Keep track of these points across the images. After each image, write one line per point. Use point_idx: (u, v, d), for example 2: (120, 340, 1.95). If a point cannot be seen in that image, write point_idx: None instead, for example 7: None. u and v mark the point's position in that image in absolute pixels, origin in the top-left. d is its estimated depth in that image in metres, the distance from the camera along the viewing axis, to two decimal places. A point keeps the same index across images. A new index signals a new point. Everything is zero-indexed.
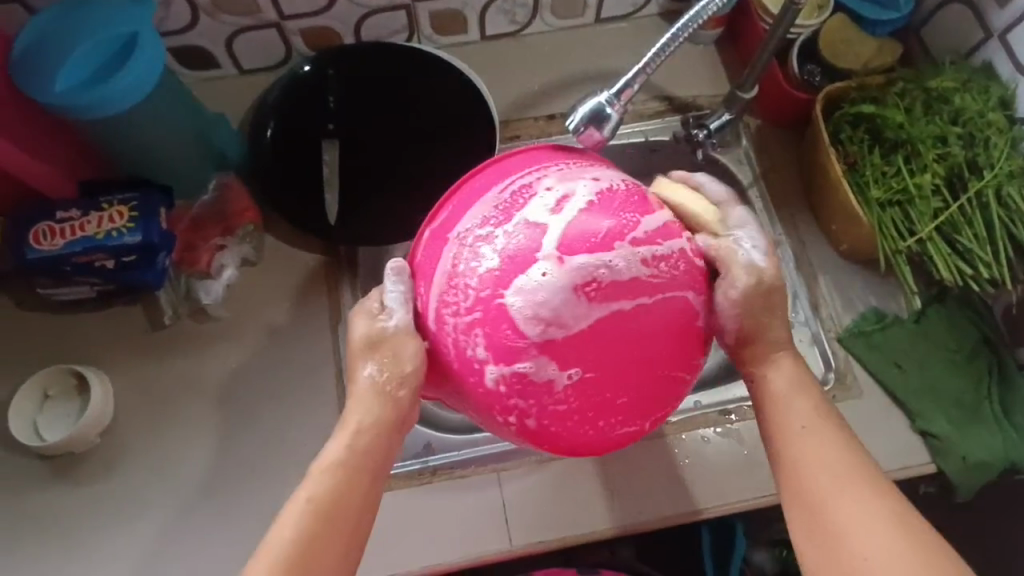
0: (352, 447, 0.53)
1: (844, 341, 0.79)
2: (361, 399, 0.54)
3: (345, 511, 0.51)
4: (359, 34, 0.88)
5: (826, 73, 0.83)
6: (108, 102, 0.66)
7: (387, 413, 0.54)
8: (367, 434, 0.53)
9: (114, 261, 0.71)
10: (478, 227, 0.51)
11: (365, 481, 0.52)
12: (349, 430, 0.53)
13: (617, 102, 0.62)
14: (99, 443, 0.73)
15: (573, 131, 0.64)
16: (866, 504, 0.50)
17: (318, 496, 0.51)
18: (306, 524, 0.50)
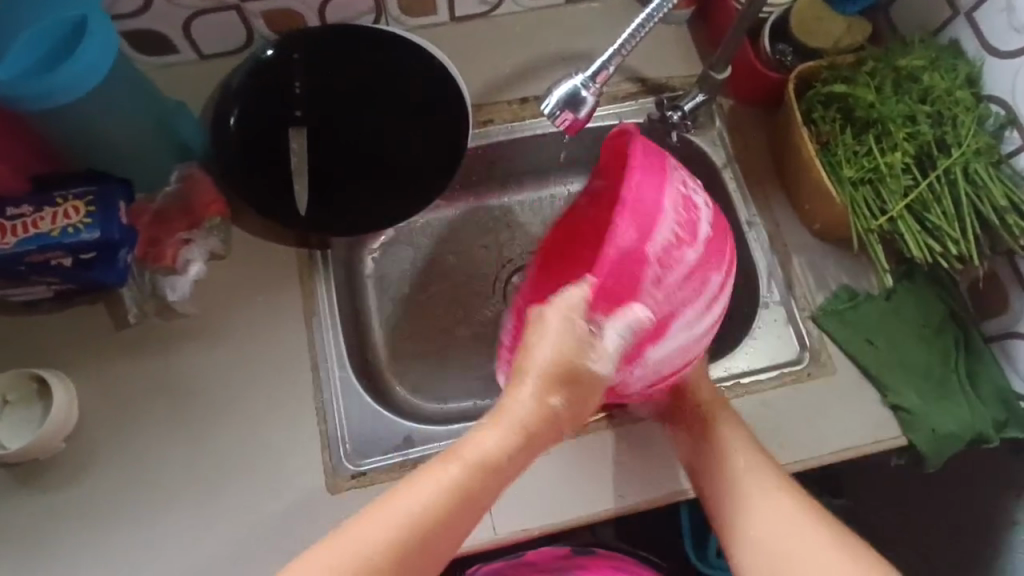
0: (497, 447, 0.57)
1: (818, 319, 0.80)
2: (518, 403, 0.57)
3: (469, 504, 0.56)
4: (323, 16, 0.85)
5: (797, 52, 0.84)
6: (64, 88, 0.62)
7: (536, 424, 0.57)
8: (508, 439, 0.57)
9: (72, 259, 0.67)
10: (676, 224, 0.67)
11: (493, 481, 0.57)
12: (499, 435, 0.57)
13: (593, 86, 0.59)
14: (66, 448, 0.70)
15: (548, 115, 0.61)
16: (759, 507, 0.67)
17: (448, 484, 0.56)
18: (427, 505, 0.55)
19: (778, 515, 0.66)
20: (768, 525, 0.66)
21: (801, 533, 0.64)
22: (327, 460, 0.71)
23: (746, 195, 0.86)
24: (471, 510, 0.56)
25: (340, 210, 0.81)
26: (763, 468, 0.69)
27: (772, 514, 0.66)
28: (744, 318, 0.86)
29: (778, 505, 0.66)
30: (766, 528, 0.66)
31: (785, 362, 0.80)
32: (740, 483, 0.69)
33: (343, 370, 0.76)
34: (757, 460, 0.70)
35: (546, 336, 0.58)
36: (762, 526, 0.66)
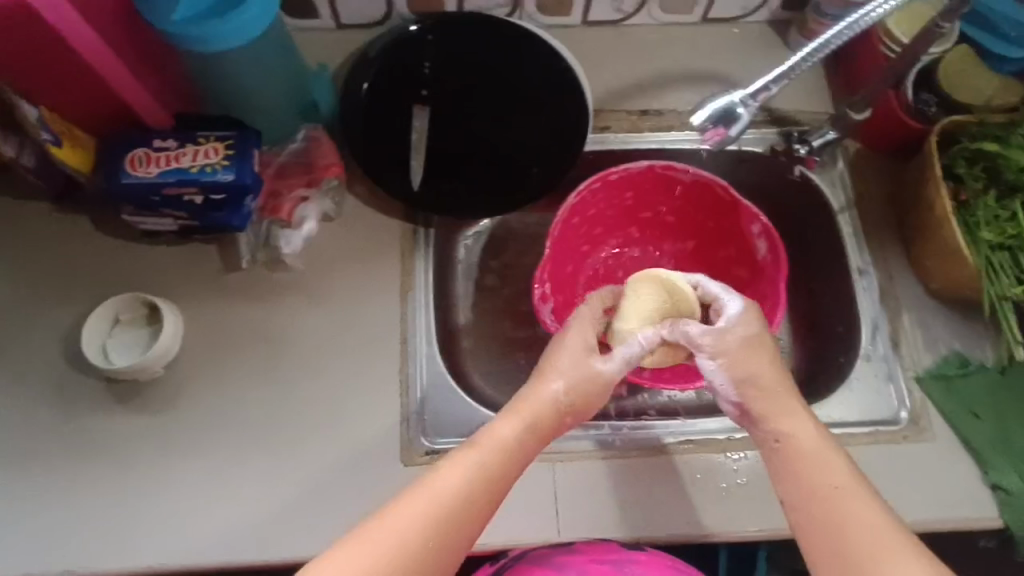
0: (508, 438, 0.60)
1: (923, 383, 0.76)
2: (540, 400, 0.62)
3: (484, 496, 0.57)
4: (463, 3, 0.87)
5: (941, 104, 0.80)
6: (231, 36, 0.65)
7: (545, 423, 0.62)
8: (518, 431, 0.60)
9: (202, 198, 0.69)
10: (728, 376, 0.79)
11: (502, 470, 0.59)
12: (520, 416, 0.61)
13: (751, 101, 0.57)
14: (162, 375, 0.72)
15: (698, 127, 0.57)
16: (854, 502, 0.56)
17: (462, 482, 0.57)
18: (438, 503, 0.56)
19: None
20: (868, 514, 0.56)
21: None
22: (404, 433, 0.72)
23: (861, 241, 0.83)
24: (484, 502, 0.57)
25: (449, 192, 0.82)
26: (846, 495, 0.57)
27: (857, 543, 0.55)
28: (840, 368, 0.81)
29: (874, 546, 0.54)
30: (865, 519, 0.56)
31: (882, 422, 0.76)
32: (833, 495, 0.57)
33: (429, 348, 0.77)
34: (842, 476, 0.58)
35: (568, 354, 0.65)
36: (864, 514, 0.56)
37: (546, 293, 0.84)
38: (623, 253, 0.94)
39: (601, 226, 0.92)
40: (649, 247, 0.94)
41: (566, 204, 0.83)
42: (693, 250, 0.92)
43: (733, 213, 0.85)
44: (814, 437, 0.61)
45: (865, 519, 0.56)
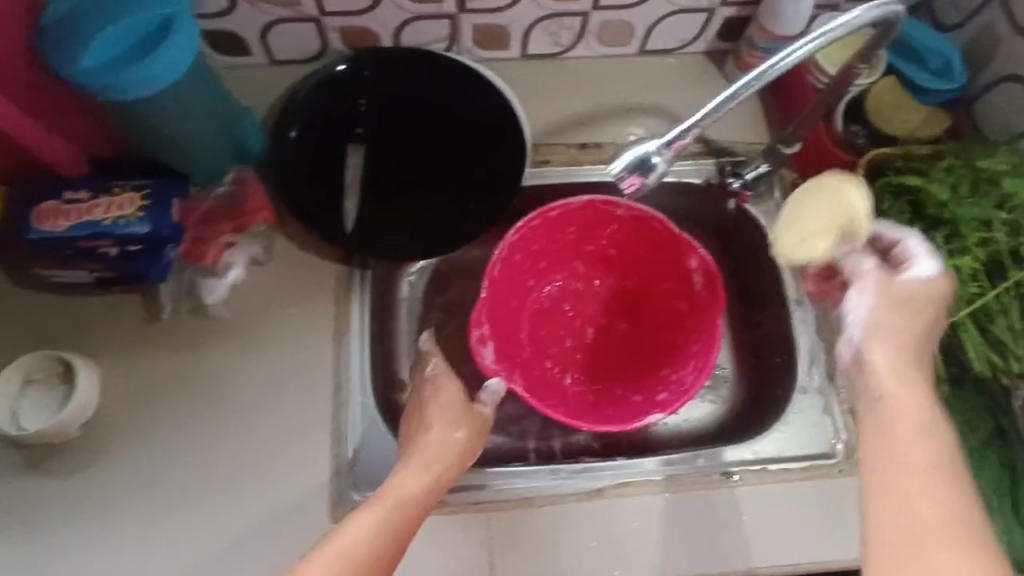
0: (413, 486, 0.60)
1: (857, 415, 0.78)
2: (441, 444, 0.66)
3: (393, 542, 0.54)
4: (398, 38, 0.85)
5: (870, 137, 0.81)
6: (147, 82, 0.62)
7: (452, 463, 0.65)
8: (418, 478, 0.61)
9: (118, 249, 0.67)
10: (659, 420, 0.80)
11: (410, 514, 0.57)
12: (432, 467, 0.63)
13: (666, 152, 0.55)
14: (80, 435, 0.69)
15: (613, 176, 0.56)
16: (933, 491, 0.46)
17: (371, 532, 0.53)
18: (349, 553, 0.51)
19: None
20: (939, 497, 0.45)
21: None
22: (336, 488, 0.71)
23: (797, 273, 0.84)
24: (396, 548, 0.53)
25: (386, 234, 0.80)
26: (939, 476, 0.46)
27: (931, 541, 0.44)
28: (776, 401, 0.83)
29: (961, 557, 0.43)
30: (944, 499, 0.45)
31: (818, 455, 0.78)
32: (903, 476, 0.47)
33: (365, 395, 0.75)
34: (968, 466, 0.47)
35: (457, 404, 0.70)
36: (934, 495, 0.45)
37: (485, 334, 0.83)
38: (566, 286, 0.93)
39: (546, 259, 0.91)
40: (593, 282, 0.94)
41: (502, 243, 0.82)
42: (634, 288, 0.93)
43: (673, 250, 0.86)
44: (938, 449, 0.48)
45: (932, 502, 0.45)
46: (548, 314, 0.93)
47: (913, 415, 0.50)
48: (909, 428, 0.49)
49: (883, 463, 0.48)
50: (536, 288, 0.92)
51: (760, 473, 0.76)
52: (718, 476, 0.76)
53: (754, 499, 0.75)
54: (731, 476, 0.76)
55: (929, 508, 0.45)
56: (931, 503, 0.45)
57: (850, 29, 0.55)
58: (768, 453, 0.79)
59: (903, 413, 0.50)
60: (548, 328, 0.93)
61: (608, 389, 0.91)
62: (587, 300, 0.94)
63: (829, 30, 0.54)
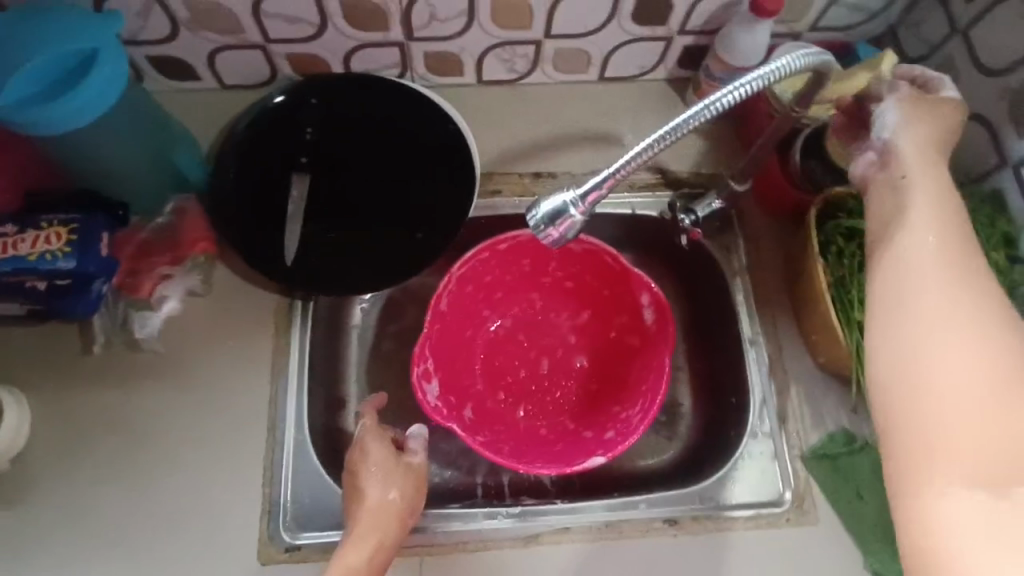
0: (354, 565, 0.60)
1: (807, 463, 0.75)
2: (370, 511, 0.64)
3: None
4: (348, 65, 0.84)
5: (827, 171, 0.78)
6: (65, 119, 0.61)
7: (387, 530, 0.63)
8: (360, 557, 0.60)
9: (46, 284, 0.67)
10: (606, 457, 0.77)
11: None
12: (364, 541, 0.61)
13: (583, 203, 0.54)
14: (9, 468, 0.69)
15: (532, 227, 0.55)
16: (945, 353, 0.42)
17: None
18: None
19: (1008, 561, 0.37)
20: (962, 366, 0.42)
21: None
22: (264, 527, 0.70)
23: (750, 311, 0.81)
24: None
25: (327, 265, 0.79)
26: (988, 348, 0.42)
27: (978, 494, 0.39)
28: (727, 442, 0.79)
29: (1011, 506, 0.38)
30: (963, 364, 0.42)
31: (766, 503, 0.74)
32: (921, 326, 0.44)
33: (299, 432, 0.74)
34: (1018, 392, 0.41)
35: (380, 467, 0.67)
36: (953, 366, 0.42)
37: (429, 370, 0.80)
38: (521, 316, 0.91)
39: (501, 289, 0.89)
40: (549, 313, 0.92)
41: (450, 274, 0.80)
42: (591, 320, 0.91)
43: (627, 282, 0.84)
44: (937, 256, 0.47)
45: (959, 372, 0.42)
46: (502, 345, 0.91)
47: (952, 310, 0.44)
48: (952, 315, 0.44)
49: (876, 328, 0.46)
50: (489, 317, 0.90)
51: (703, 521, 0.73)
52: (659, 524, 0.73)
53: (694, 548, 0.72)
54: (673, 524, 0.73)
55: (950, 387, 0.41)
56: (936, 388, 0.42)
57: (766, 82, 0.52)
58: (716, 500, 0.75)
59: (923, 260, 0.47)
60: (502, 358, 0.90)
61: (560, 423, 0.87)
62: (542, 331, 0.92)
63: (742, 84, 0.51)
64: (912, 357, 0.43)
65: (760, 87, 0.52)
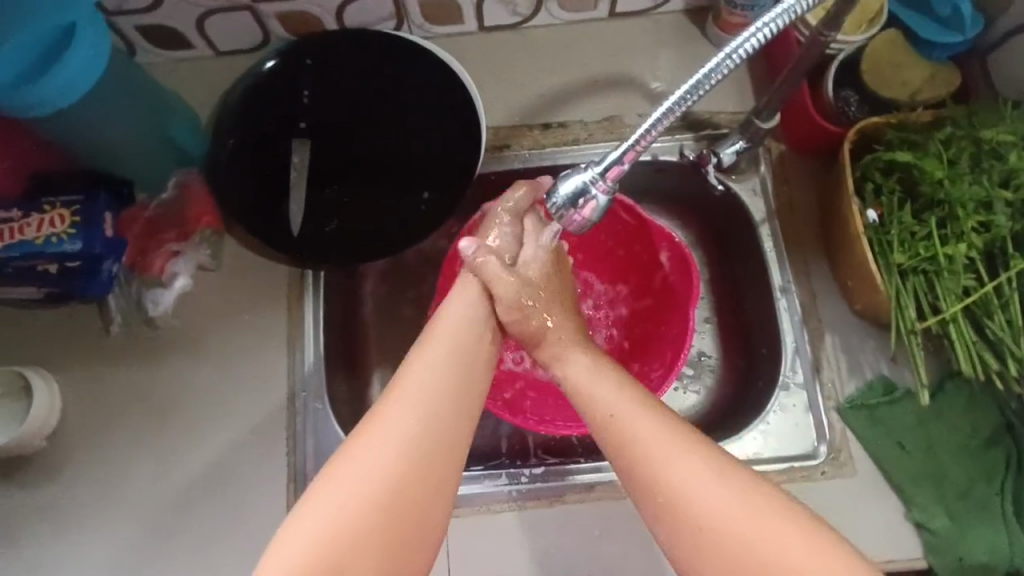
0: (461, 331, 0.59)
1: (844, 414, 0.71)
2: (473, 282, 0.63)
3: (421, 479, 0.49)
4: (342, 20, 0.79)
5: (863, 101, 0.73)
6: (52, 97, 0.60)
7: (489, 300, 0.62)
8: (448, 371, 0.55)
9: (58, 266, 0.68)
10: None
11: (440, 424, 0.52)
12: (468, 301, 0.61)
13: (603, 184, 0.51)
14: (47, 446, 0.71)
15: (550, 208, 0.54)
16: (672, 472, 0.49)
17: (412, 423, 0.51)
18: (392, 446, 0.49)
19: (755, 532, 0.46)
20: (692, 474, 0.49)
21: (771, 538, 0.46)
22: (291, 494, 0.71)
23: (784, 257, 0.76)
24: (423, 480, 0.49)
25: (339, 233, 0.77)
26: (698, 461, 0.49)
27: (697, 504, 0.48)
28: (756, 394, 0.76)
29: (725, 490, 0.48)
30: (688, 474, 0.49)
31: (800, 456, 0.71)
32: (653, 472, 0.50)
33: (319, 402, 0.74)
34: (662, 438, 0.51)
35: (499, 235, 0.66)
36: (686, 482, 0.48)
37: None
38: None
39: None
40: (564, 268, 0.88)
41: (461, 238, 0.78)
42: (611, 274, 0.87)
43: (647, 234, 0.80)
44: (612, 387, 0.56)
45: (689, 480, 0.48)
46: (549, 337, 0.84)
47: (640, 417, 0.53)
48: (652, 424, 0.52)
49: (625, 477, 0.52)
50: None
51: None
52: None
53: None
54: None
55: (696, 500, 0.48)
56: (692, 514, 0.47)
57: (792, 16, 0.46)
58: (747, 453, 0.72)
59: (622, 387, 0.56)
60: None
61: None
62: None
63: (765, 23, 0.46)
64: (666, 497, 0.49)
65: (785, 24, 0.46)
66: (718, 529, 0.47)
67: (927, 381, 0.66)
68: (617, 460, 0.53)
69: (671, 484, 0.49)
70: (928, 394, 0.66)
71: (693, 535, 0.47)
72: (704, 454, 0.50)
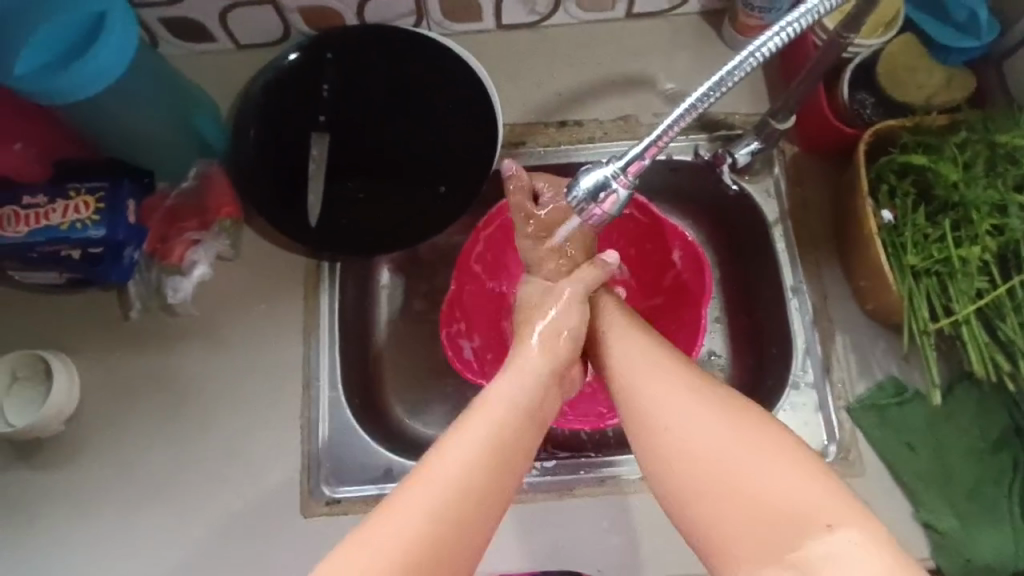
0: (513, 401, 0.56)
1: (854, 414, 0.72)
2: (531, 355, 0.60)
3: (448, 550, 0.48)
4: (362, 15, 0.80)
5: (879, 104, 0.73)
6: (79, 85, 0.60)
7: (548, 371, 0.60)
8: (490, 456, 0.52)
9: (81, 252, 0.69)
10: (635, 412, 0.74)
11: (477, 499, 0.50)
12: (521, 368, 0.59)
13: (623, 179, 0.52)
14: (65, 429, 0.72)
15: (571, 204, 0.55)
16: (666, 392, 0.55)
17: (447, 493, 0.49)
18: (425, 514, 0.48)
19: (731, 443, 0.50)
20: (681, 396, 0.54)
21: (744, 449, 0.50)
22: (305, 482, 0.72)
23: (796, 257, 0.76)
24: (450, 552, 0.48)
25: (355, 225, 0.78)
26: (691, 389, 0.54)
27: (682, 421, 0.53)
28: (766, 393, 0.77)
29: (708, 412, 0.52)
30: (678, 396, 0.54)
31: None
32: (645, 390, 0.56)
33: (334, 392, 0.75)
34: (664, 370, 0.57)
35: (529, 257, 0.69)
36: (675, 401, 0.54)
37: (462, 330, 0.80)
38: None
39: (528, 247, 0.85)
40: None
41: (476, 233, 0.78)
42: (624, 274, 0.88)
43: (661, 233, 0.80)
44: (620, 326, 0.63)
45: (678, 400, 0.54)
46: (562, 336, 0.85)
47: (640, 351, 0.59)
48: (654, 357, 0.58)
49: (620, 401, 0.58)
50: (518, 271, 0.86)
51: None
52: None
53: None
54: None
55: (682, 417, 0.53)
56: (674, 427, 0.53)
57: (816, 16, 0.47)
58: None
59: (625, 326, 0.62)
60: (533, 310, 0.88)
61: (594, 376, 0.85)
62: None
63: (791, 21, 0.46)
64: (655, 414, 0.54)
65: (809, 23, 0.47)
66: (699, 445, 0.51)
67: (938, 381, 0.66)
68: (612, 390, 0.59)
69: (660, 401, 0.54)
70: (939, 393, 0.66)
71: (674, 449, 0.52)
72: (693, 382, 0.55)
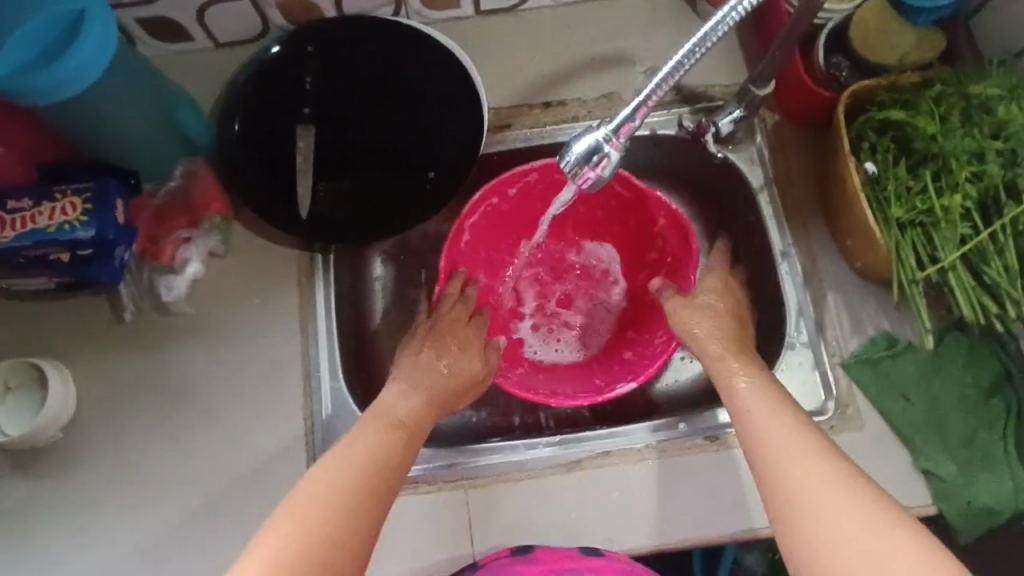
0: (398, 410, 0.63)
1: (848, 369, 0.73)
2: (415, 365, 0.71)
3: (345, 538, 0.50)
4: (340, 6, 0.80)
5: (854, 67, 0.75)
6: (59, 84, 0.60)
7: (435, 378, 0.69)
8: (376, 445, 0.58)
9: (70, 254, 0.68)
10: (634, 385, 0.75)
11: (368, 485, 0.54)
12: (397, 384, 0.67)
13: (614, 139, 0.53)
14: (63, 436, 0.71)
15: (566, 172, 0.55)
16: (806, 465, 0.53)
17: (339, 480, 0.53)
18: (323, 499, 0.51)
19: (877, 533, 0.48)
20: (820, 470, 0.52)
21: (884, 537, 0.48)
22: None
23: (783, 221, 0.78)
24: (350, 537, 0.51)
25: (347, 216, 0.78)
26: (835, 466, 0.52)
27: (822, 496, 0.51)
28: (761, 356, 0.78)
29: (845, 491, 0.50)
30: (820, 471, 0.52)
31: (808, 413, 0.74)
32: (785, 464, 0.54)
33: (335, 382, 0.75)
34: (806, 444, 0.55)
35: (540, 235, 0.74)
36: (815, 473, 0.52)
37: None
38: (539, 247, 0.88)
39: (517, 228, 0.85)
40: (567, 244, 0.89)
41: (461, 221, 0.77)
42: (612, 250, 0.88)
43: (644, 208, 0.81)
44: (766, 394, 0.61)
45: (817, 473, 0.52)
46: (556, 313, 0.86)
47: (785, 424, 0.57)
48: (803, 432, 0.56)
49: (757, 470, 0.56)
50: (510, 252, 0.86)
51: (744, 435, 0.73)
52: (702, 441, 0.73)
53: (741, 461, 0.72)
54: (715, 441, 0.73)
55: (819, 495, 0.51)
56: (812, 503, 0.51)
57: None
58: None
59: (768, 399, 0.60)
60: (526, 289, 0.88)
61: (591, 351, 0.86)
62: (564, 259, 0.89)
63: None
64: (795, 485, 0.52)
65: None
66: (831, 520, 0.49)
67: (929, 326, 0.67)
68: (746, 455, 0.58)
69: (796, 477, 0.53)
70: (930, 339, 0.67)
71: (808, 525, 0.50)
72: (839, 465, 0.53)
